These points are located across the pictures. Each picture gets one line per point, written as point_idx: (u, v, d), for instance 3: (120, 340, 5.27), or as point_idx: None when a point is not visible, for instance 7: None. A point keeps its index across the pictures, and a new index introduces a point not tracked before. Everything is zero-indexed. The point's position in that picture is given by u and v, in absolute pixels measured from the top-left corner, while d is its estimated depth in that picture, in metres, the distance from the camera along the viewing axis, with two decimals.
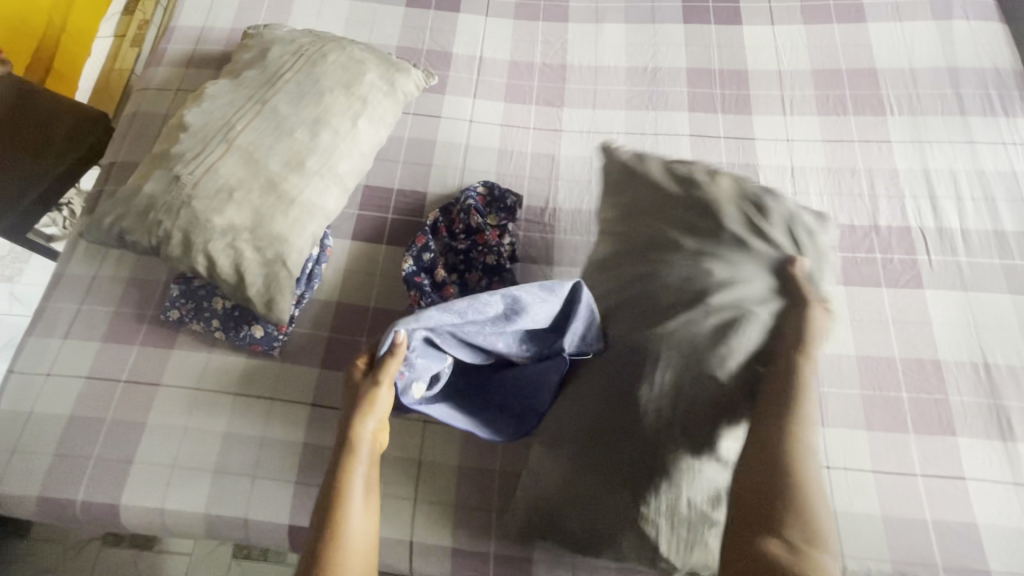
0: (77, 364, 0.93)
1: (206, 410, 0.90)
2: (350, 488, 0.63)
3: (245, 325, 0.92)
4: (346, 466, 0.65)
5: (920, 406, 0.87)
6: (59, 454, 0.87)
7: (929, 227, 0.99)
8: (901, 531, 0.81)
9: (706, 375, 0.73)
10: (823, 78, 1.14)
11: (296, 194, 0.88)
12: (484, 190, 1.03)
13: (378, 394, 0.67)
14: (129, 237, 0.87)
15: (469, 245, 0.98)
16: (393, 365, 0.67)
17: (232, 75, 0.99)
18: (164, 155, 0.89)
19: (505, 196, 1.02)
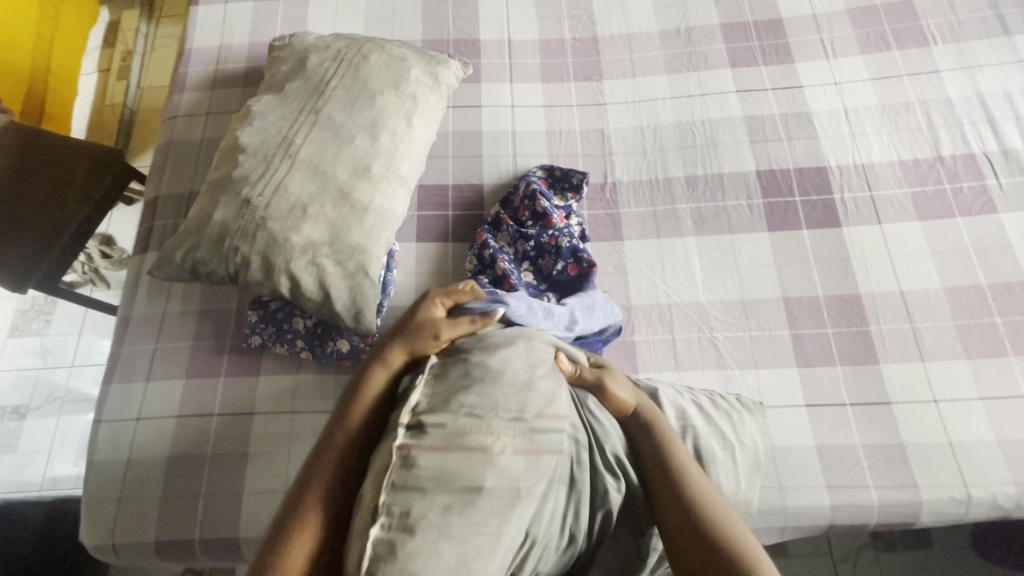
0: (166, 404, 0.91)
1: (307, 432, 0.89)
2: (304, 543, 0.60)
3: (330, 341, 0.91)
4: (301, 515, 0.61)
5: (1015, 328, 0.88)
6: (167, 496, 0.86)
7: (993, 151, 0.99)
8: (1018, 452, 0.82)
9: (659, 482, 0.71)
10: (860, 16, 1.13)
11: (368, 201, 0.86)
12: (544, 173, 1.02)
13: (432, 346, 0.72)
14: (205, 268, 0.85)
15: (538, 230, 0.95)
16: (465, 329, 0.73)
17: (273, 90, 0.96)
18: (225, 180, 0.86)
19: (568, 175, 1.01)
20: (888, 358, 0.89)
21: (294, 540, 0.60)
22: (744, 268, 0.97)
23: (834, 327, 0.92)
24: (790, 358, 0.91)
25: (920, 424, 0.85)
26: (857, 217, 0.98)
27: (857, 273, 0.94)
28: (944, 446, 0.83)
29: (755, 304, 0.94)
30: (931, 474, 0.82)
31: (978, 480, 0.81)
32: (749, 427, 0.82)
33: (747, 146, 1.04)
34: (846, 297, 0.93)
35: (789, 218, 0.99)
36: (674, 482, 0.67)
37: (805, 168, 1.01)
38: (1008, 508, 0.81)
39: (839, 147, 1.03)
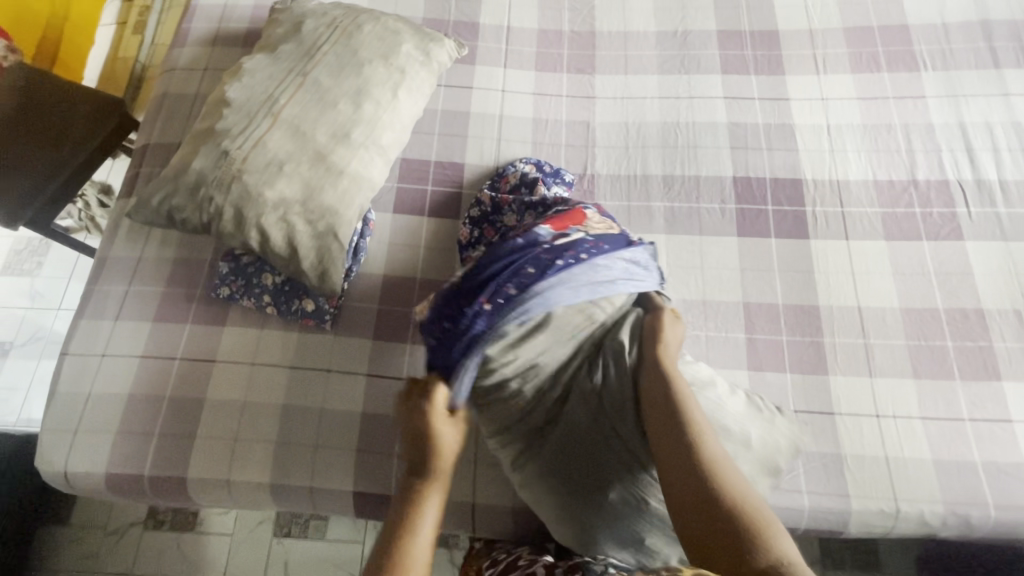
0: (131, 344, 0.94)
1: (264, 384, 0.92)
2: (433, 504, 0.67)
3: (296, 300, 0.94)
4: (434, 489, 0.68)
5: (965, 353, 0.89)
6: (122, 431, 0.89)
7: (967, 179, 1.00)
8: (952, 473, 0.83)
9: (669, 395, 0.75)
10: (855, 35, 1.13)
11: (345, 165, 0.88)
12: (540, 163, 1.04)
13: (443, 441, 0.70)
14: (179, 215, 0.87)
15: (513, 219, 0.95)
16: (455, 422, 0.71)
17: (267, 50, 0.98)
18: (208, 132, 0.89)
19: (560, 174, 1.03)
20: (838, 370, 0.90)
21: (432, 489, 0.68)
22: (709, 270, 0.98)
23: (788, 335, 0.93)
24: (742, 361, 0.92)
25: (860, 437, 0.86)
26: (826, 231, 0.99)
27: (817, 285, 0.96)
28: (879, 460, 0.85)
29: (715, 305, 0.96)
30: (863, 485, 0.84)
31: (908, 496, 0.83)
32: (783, 431, 0.80)
33: (727, 151, 1.06)
34: (804, 307, 0.95)
35: (759, 226, 1.00)
36: (687, 447, 0.66)
37: (782, 179, 1.03)
38: (935, 526, 0.82)
39: (817, 161, 1.04)
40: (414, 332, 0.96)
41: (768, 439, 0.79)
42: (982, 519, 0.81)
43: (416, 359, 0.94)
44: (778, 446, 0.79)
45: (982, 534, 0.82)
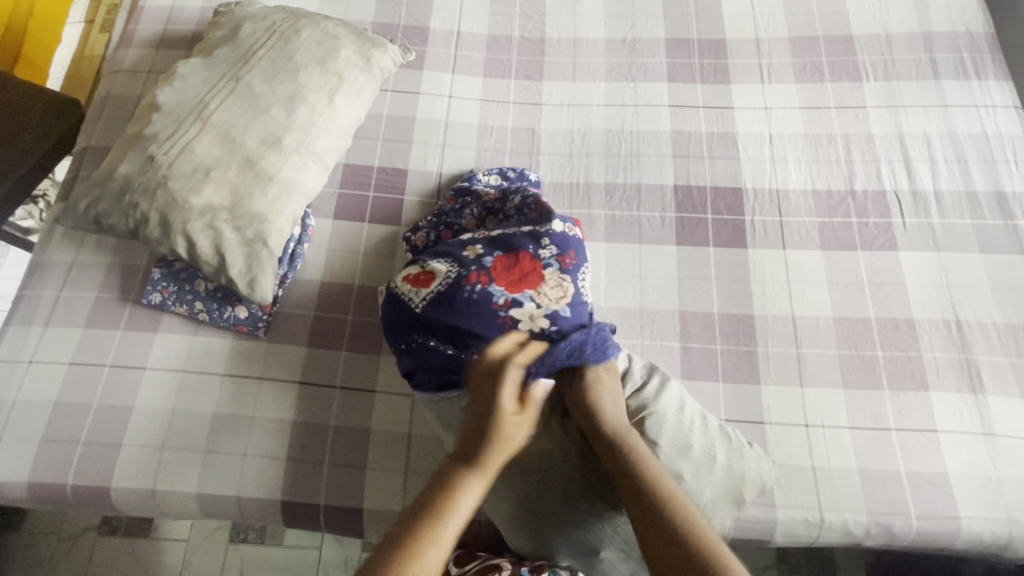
0: (60, 351, 0.92)
1: (195, 392, 0.91)
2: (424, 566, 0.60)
3: (229, 306, 0.93)
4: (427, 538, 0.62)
5: (894, 363, 0.90)
6: (48, 439, 0.88)
7: (903, 190, 1.01)
8: (877, 483, 0.84)
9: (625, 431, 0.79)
10: (800, 45, 1.14)
11: (274, 172, 0.87)
12: (504, 173, 1.03)
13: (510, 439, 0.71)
14: (106, 221, 0.86)
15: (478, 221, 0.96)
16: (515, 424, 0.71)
17: (203, 54, 0.97)
18: (136, 137, 0.88)
19: (524, 178, 1.03)
20: (769, 379, 0.91)
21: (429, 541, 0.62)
22: (647, 278, 0.99)
23: (723, 345, 0.94)
24: (675, 370, 0.92)
25: (788, 446, 0.87)
26: (764, 241, 0.99)
27: (754, 295, 0.96)
28: (806, 470, 0.85)
29: (652, 313, 0.96)
30: (790, 495, 0.84)
31: (833, 505, 0.83)
32: (752, 463, 0.80)
33: (670, 160, 1.06)
34: (739, 316, 0.95)
35: (698, 234, 1.01)
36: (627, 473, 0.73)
37: (723, 188, 1.03)
38: (859, 536, 0.83)
39: (758, 170, 1.04)
40: (350, 340, 0.95)
41: (734, 468, 0.79)
42: (904, 529, 0.81)
43: (351, 367, 0.93)
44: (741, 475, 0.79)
45: (905, 543, 0.83)
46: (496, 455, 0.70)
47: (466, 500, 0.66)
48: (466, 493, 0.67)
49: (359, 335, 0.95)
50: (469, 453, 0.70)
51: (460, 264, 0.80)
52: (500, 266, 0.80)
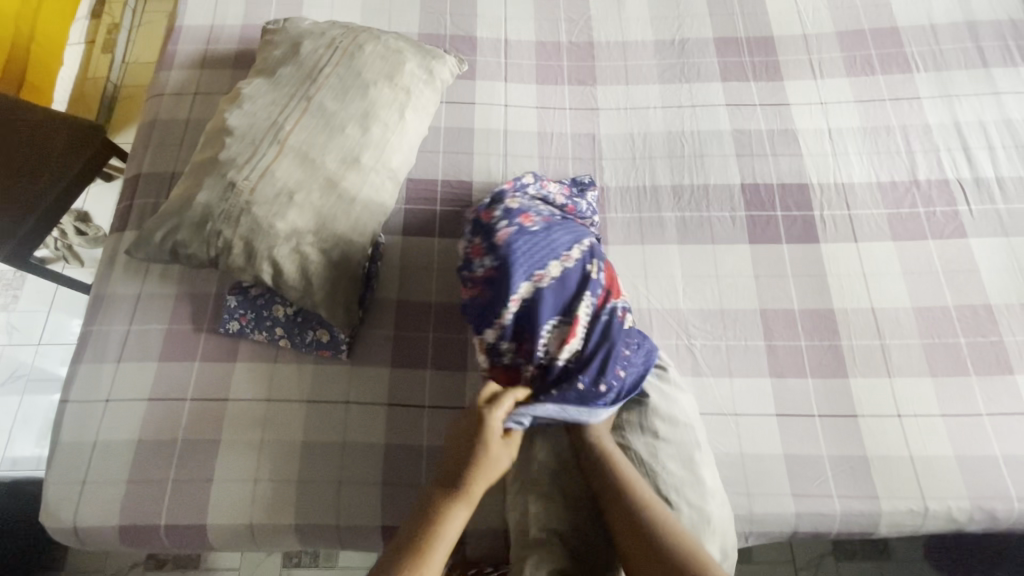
0: (136, 387, 0.89)
1: (283, 420, 0.89)
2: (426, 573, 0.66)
3: (310, 331, 0.91)
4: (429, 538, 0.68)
5: (977, 349, 0.91)
6: (134, 480, 0.84)
7: (966, 178, 1.02)
8: (975, 469, 0.85)
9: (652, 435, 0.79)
10: (848, 39, 1.15)
11: (356, 192, 0.86)
12: (558, 180, 1.03)
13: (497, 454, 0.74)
14: (185, 251, 0.83)
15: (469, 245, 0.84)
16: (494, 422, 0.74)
17: (265, 74, 0.95)
18: (211, 162, 0.85)
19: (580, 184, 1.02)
20: (857, 372, 0.92)
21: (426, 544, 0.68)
22: (724, 279, 0.99)
23: (807, 340, 0.94)
24: (763, 369, 0.93)
25: (884, 437, 0.88)
26: (834, 235, 1.00)
27: (831, 289, 0.97)
28: (904, 460, 0.86)
29: (735, 314, 0.96)
30: (890, 486, 0.85)
31: (934, 494, 0.84)
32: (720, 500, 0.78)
33: (733, 158, 1.07)
34: (819, 310, 0.96)
35: (770, 232, 1.01)
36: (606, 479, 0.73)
37: (789, 185, 1.04)
38: (962, 522, 0.84)
39: (821, 164, 1.06)
40: (433, 358, 0.94)
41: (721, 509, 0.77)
42: (1006, 512, 0.83)
43: (438, 386, 0.92)
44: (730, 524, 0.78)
45: (1006, 526, 0.84)
46: (476, 477, 0.73)
47: (453, 519, 0.70)
48: (452, 515, 0.71)
49: (442, 352, 0.94)
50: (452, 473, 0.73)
51: (531, 292, 0.77)
52: (477, 254, 0.82)
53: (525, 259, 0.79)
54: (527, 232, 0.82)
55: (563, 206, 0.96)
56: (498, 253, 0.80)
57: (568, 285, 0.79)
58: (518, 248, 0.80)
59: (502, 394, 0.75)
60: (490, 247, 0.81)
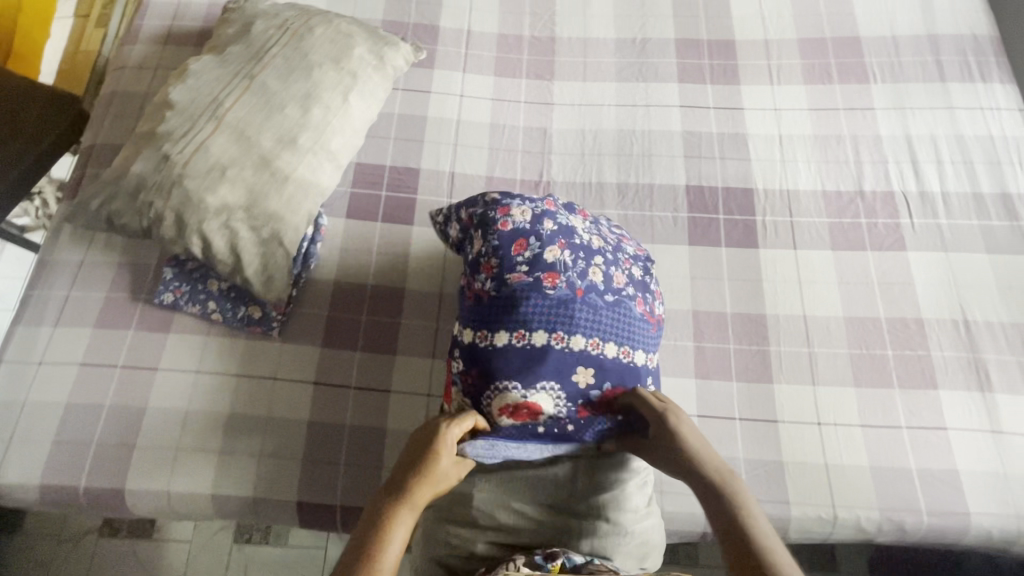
0: (69, 351, 0.91)
1: (210, 392, 0.90)
2: None
3: (243, 306, 0.93)
4: (374, 547, 0.61)
5: (904, 361, 0.91)
6: (59, 441, 0.87)
7: (911, 191, 1.02)
8: (889, 480, 0.85)
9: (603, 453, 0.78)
10: (809, 47, 1.15)
11: (291, 171, 0.87)
12: (577, 198, 0.90)
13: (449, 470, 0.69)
14: (119, 220, 0.85)
15: (506, 255, 0.78)
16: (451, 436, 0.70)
17: (215, 51, 0.96)
18: (150, 135, 0.87)
19: (637, 239, 0.93)
20: (782, 378, 0.92)
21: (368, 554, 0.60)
22: (660, 278, 0.99)
23: (735, 344, 0.95)
24: (689, 370, 0.93)
25: (802, 444, 0.88)
26: (775, 240, 1.01)
27: (765, 295, 0.97)
28: (819, 467, 0.86)
29: (667, 313, 0.97)
30: (803, 492, 0.85)
31: (846, 502, 0.85)
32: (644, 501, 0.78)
33: (681, 160, 1.07)
34: (750, 315, 0.96)
35: (710, 234, 1.01)
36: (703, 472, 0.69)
37: (733, 188, 1.04)
38: (871, 532, 0.84)
39: (768, 170, 1.05)
40: (365, 340, 0.95)
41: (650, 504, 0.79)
42: (915, 525, 0.83)
43: (366, 368, 0.93)
44: (654, 531, 0.76)
45: (916, 538, 0.84)
46: (426, 487, 0.67)
47: (399, 531, 0.63)
48: (399, 525, 0.64)
49: (373, 335, 0.95)
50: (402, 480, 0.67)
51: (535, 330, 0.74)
52: (552, 275, 0.76)
53: (625, 315, 0.79)
54: (615, 287, 0.80)
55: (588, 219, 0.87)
56: (577, 286, 0.76)
57: (604, 334, 0.76)
58: (587, 301, 0.76)
59: (463, 415, 0.71)
60: (603, 278, 0.79)
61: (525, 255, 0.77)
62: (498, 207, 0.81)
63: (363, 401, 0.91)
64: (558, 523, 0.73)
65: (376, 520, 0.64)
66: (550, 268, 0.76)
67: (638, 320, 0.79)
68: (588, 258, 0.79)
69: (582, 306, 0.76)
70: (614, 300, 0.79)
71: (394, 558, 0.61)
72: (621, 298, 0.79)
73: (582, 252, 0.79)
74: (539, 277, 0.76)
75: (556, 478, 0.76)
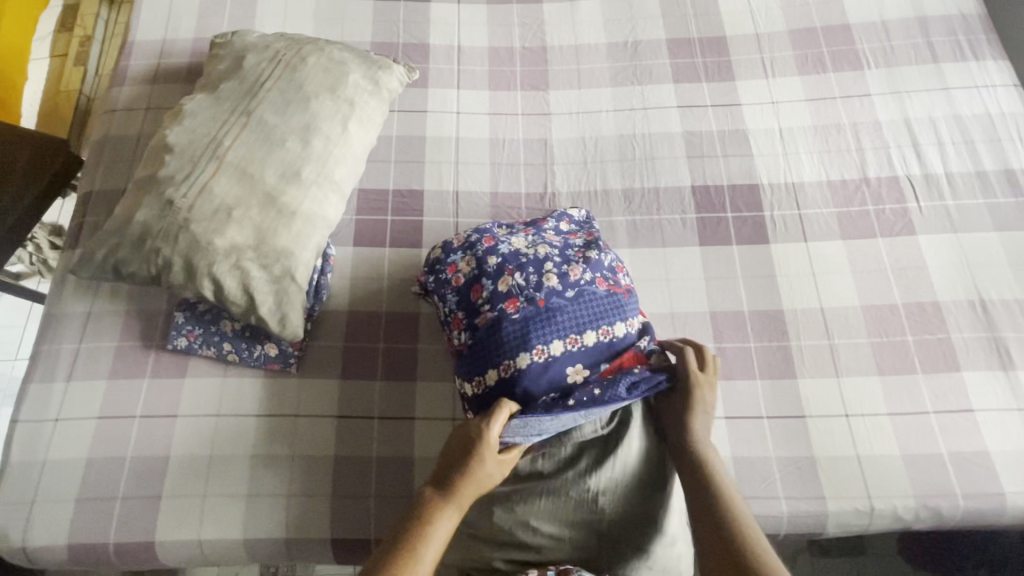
0: (85, 406, 0.90)
1: (232, 434, 0.89)
2: None
3: (259, 344, 0.92)
4: (416, 545, 0.65)
5: (925, 346, 0.92)
6: (83, 498, 0.85)
7: (915, 174, 1.02)
8: (921, 466, 0.85)
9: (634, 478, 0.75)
10: (800, 37, 1.15)
11: (297, 205, 0.86)
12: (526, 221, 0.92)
13: (489, 473, 0.70)
14: (126, 269, 0.84)
15: (464, 293, 0.81)
16: (494, 432, 0.70)
17: (208, 89, 0.95)
18: (151, 181, 0.86)
19: (591, 222, 0.95)
20: (805, 373, 0.92)
21: (404, 556, 0.64)
22: (674, 281, 0.99)
23: (756, 342, 0.94)
24: None
25: (831, 437, 0.88)
26: (785, 234, 1.00)
27: (780, 290, 0.97)
28: (851, 460, 0.86)
29: (684, 317, 0.97)
30: (838, 487, 0.85)
31: (881, 493, 0.84)
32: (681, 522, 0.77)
33: (684, 160, 1.07)
34: (767, 311, 0.96)
35: (720, 234, 1.01)
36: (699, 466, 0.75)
37: (739, 185, 1.04)
38: (909, 520, 0.84)
39: (772, 164, 1.05)
40: (383, 368, 0.94)
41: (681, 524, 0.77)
42: (952, 510, 0.83)
43: (387, 397, 0.92)
44: (678, 558, 0.75)
45: (953, 523, 0.84)
46: (467, 489, 0.70)
47: (439, 533, 0.67)
48: (439, 526, 0.67)
49: (391, 362, 0.94)
50: (443, 481, 0.70)
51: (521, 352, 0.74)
52: (511, 300, 0.77)
53: (595, 300, 0.79)
54: (573, 280, 0.80)
55: (543, 234, 0.87)
56: (537, 297, 0.77)
57: (583, 320, 0.77)
58: (556, 296, 0.78)
59: (497, 408, 0.71)
60: (558, 280, 0.79)
61: (483, 296, 0.79)
62: (445, 266, 0.84)
63: (389, 431, 0.90)
64: (576, 540, 0.72)
65: (419, 525, 0.67)
66: (506, 296, 0.78)
67: (606, 298, 0.80)
68: (539, 269, 0.80)
69: (552, 304, 0.77)
70: (579, 284, 0.80)
71: (430, 560, 0.65)
72: (587, 284, 0.80)
73: (532, 266, 0.80)
74: (502, 306, 0.77)
75: (587, 498, 0.73)
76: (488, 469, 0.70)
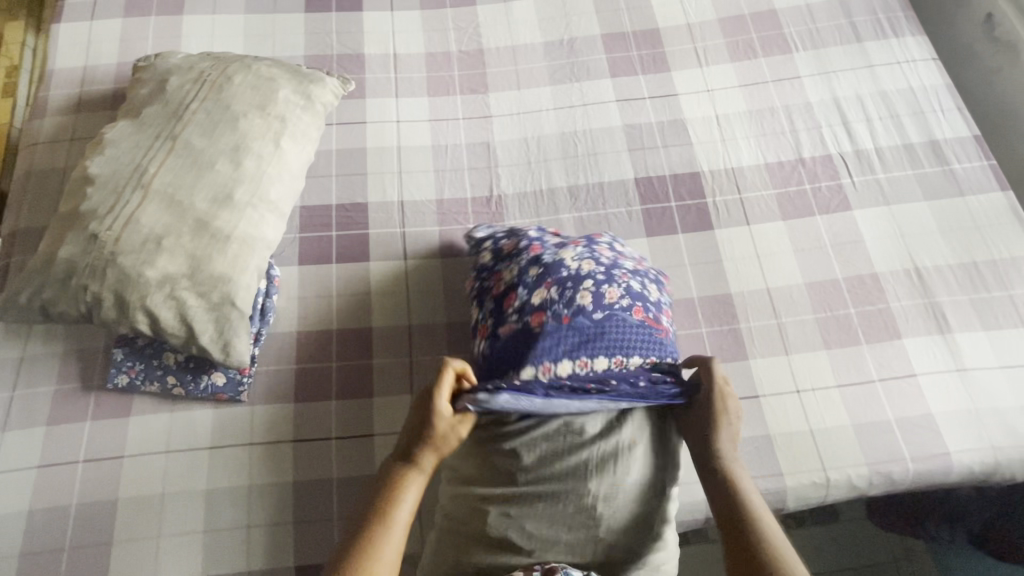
0: (23, 455, 0.86)
1: (185, 469, 0.86)
2: (382, 554, 0.64)
3: (205, 375, 0.89)
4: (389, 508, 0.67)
5: (867, 317, 0.94)
6: (28, 552, 0.81)
7: (847, 151, 1.05)
8: (871, 434, 0.88)
9: (610, 467, 0.71)
10: (730, 25, 1.18)
11: (231, 229, 0.84)
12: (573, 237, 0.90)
13: (450, 438, 0.72)
14: (55, 309, 0.80)
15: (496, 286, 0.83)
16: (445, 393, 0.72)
17: (131, 115, 0.92)
18: (74, 215, 0.82)
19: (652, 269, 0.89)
20: (756, 353, 0.94)
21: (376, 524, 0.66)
22: None
23: (707, 327, 0.96)
24: None
25: (784, 413, 0.90)
26: (727, 219, 1.02)
27: (727, 273, 0.99)
28: (805, 434, 0.88)
29: None
30: (793, 462, 0.87)
31: (835, 463, 0.87)
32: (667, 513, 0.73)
33: (626, 154, 1.08)
34: (716, 296, 0.98)
35: (666, 223, 1.02)
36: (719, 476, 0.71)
37: (681, 174, 1.06)
38: (863, 488, 0.86)
39: (711, 151, 1.07)
40: (338, 386, 0.92)
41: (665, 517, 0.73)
42: (902, 474, 0.86)
43: (344, 416, 0.90)
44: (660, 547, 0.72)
45: (905, 486, 0.87)
46: (428, 451, 0.71)
47: (409, 495, 0.69)
48: (409, 490, 0.69)
49: (346, 380, 0.92)
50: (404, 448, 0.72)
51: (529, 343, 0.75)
52: (514, 294, 0.80)
53: (619, 330, 0.77)
54: (610, 305, 0.77)
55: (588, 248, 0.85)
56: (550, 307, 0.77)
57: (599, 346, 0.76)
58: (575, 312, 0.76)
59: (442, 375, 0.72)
60: (591, 299, 0.77)
61: (515, 290, 0.80)
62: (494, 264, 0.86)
63: (348, 451, 0.88)
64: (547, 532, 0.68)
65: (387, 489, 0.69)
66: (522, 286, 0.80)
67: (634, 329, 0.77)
68: (579, 282, 0.78)
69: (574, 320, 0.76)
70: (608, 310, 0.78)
71: (403, 520, 0.67)
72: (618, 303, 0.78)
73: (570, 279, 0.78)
74: (518, 303, 0.79)
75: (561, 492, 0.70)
76: (446, 430, 0.71)
